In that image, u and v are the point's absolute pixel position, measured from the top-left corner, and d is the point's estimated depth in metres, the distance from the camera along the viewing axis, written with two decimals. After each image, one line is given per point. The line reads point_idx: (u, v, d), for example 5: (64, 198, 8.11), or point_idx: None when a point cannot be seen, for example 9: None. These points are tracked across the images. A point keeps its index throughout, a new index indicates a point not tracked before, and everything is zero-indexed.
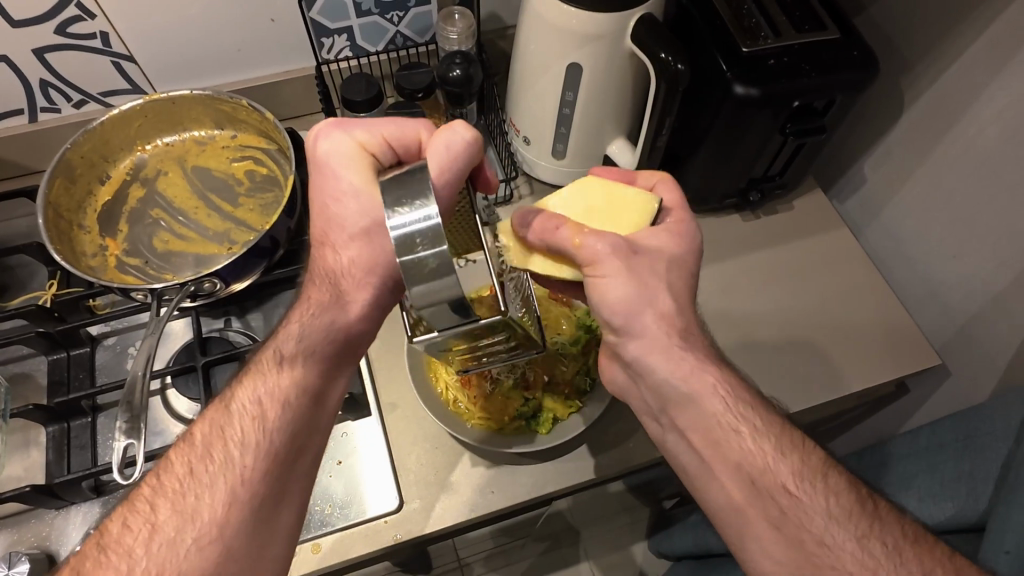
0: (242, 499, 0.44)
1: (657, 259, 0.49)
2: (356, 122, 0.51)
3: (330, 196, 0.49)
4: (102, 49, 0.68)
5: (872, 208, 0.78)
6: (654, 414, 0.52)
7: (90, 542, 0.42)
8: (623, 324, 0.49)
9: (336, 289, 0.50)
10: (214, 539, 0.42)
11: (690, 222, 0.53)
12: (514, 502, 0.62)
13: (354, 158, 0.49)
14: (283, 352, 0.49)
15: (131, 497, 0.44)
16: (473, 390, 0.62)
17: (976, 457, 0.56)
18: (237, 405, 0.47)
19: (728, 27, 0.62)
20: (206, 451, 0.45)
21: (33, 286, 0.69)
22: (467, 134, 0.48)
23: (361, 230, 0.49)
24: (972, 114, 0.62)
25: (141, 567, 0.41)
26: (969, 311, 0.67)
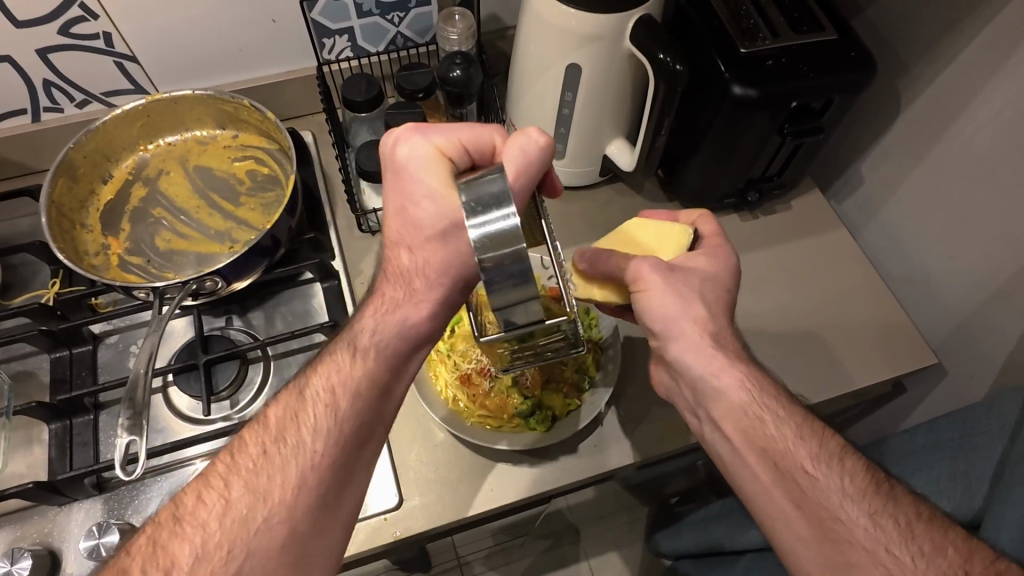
0: (311, 484, 0.44)
1: (692, 277, 0.51)
2: (436, 126, 0.50)
3: (409, 198, 0.48)
4: (106, 50, 0.68)
5: (870, 209, 0.78)
6: (693, 408, 0.52)
7: (165, 512, 0.44)
8: (662, 331, 0.50)
9: (410, 286, 0.50)
10: (284, 520, 0.43)
11: (727, 245, 0.54)
12: (513, 500, 0.62)
13: (432, 163, 0.47)
14: (357, 344, 0.49)
15: (204, 473, 0.45)
16: (473, 387, 0.63)
17: (971, 455, 0.56)
18: (311, 391, 0.47)
19: (727, 28, 0.62)
20: (280, 434, 0.46)
21: (36, 285, 0.69)
22: (542, 140, 0.47)
23: (438, 232, 0.47)
24: (968, 114, 0.62)
25: (214, 541, 0.42)
26: (965, 310, 0.68)
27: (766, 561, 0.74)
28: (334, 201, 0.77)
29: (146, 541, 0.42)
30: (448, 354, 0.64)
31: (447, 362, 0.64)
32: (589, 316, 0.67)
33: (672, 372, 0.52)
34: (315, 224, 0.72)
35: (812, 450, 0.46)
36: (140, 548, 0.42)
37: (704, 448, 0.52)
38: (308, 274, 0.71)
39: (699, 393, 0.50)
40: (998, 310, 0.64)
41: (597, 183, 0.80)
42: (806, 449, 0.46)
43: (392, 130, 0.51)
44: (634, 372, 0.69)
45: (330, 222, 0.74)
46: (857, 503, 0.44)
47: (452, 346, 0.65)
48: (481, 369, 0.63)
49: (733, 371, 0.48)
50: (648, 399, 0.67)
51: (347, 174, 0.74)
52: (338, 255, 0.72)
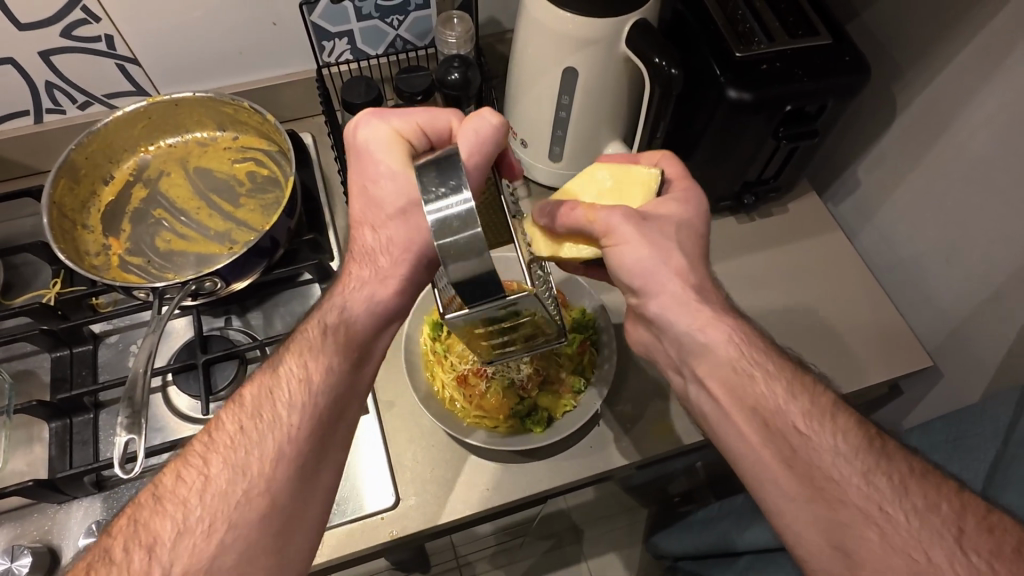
0: (289, 455, 0.45)
1: (666, 225, 0.50)
2: (395, 110, 0.52)
3: (369, 179, 0.51)
4: (107, 52, 0.69)
5: (866, 211, 0.79)
6: (676, 365, 0.52)
7: (145, 493, 0.43)
8: (642, 287, 0.50)
9: (377, 265, 0.51)
10: (264, 492, 0.43)
11: (694, 189, 0.54)
12: (508, 499, 0.63)
13: (389, 144, 0.50)
14: (328, 322, 0.50)
15: (182, 453, 0.45)
16: (470, 388, 0.63)
17: (963, 457, 0.56)
18: (285, 367, 0.48)
19: (722, 32, 0.63)
20: (256, 410, 0.46)
21: (37, 285, 0.70)
22: (496, 121, 0.48)
23: (399, 210, 0.50)
24: (962, 119, 0.62)
25: (196, 516, 0.42)
26: (960, 312, 0.68)
27: (764, 563, 0.74)
28: (333, 203, 0.77)
29: (127, 522, 0.42)
30: (445, 355, 0.65)
31: (445, 363, 0.64)
32: (585, 315, 0.67)
33: (654, 330, 0.53)
34: (314, 225, 0.72)
35: (763, 403, 0.46)
36: (121, 529, 0.42)
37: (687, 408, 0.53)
38: (307, 276, 0.71)
39: (682, 349, 0.50)
40: (993, 313, 0.64)
41: None
42: (797, 409, 0.46)
43: (354, 116, 0.54)
44: (630, 373, 0.69)
45: (329, 224, 0.75)
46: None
47: (449, 347, 0.65)
48: (478, 369, 0.63)
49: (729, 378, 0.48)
50: (644, 399, 0.68)
51: (347, 175, 0.74)
52: (336, 256, 0.73)
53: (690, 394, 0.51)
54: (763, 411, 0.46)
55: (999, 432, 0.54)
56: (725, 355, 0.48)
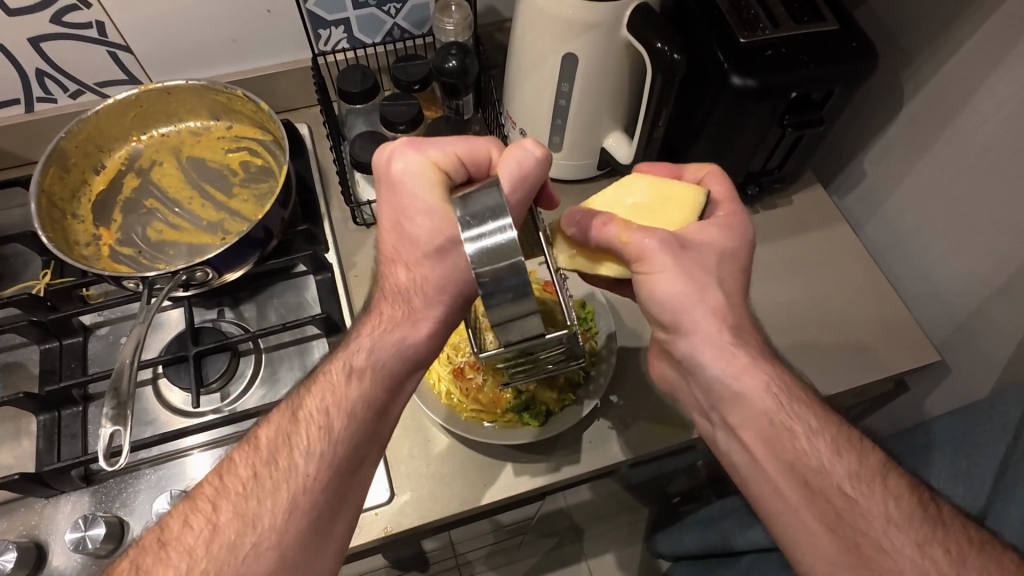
0: (303, 508, 0.43)
1: (709, 254, 0.49)
2: (429, 139, 0.48)
3: (403, 216, 0.48)
4: (99, 39, 0.68)
5: (872, 203, 0.77)
6: (706, 410, 0.51)
7: (150, 537, 0.43)
8: (674, 322, 0.48)
9: (409, 304, 0.49)
10: (273, 547, 0.42)
11: (742, 212, 0.52)
12: (507, 494, 0.61)
13: (426, 176, 0.46)
14: (352, 364, 0.48)
15: (192, 496, 0.44)
16: (467, 382, 0.61)
17: (971, 453, 0.55)
18: (305, 413, 0.46)
19: (726, 18, 0.61)
20: (271, 457, 0.44)
21: (27, 276, 0.69)
22: (539, 153, 0.46)
23: (437, 248, 0.47)
24: (972, 107, 0.61)
25: (201, 569, 0.41)
26: (967, 306, 0.67)
27: (768, 562, 0.73)
28: (330, 194, 0.76)
29: (131, 565, 0.41)
30: (441, 348, 0.64)
31: (440, 355, 0.63)
32: (584, 309, 0.66)
33: (684, 374, 0.51)
34: (309, 216, 0.71)
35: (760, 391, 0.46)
36: (124, 573, 0.41)
37: (714, 453, 0.51)
38: (301, 267, 0.70)
39: (715, 397, 0.49)
40: (1001, 307, 0.62)
41: (597, 177, 0.79)
42: (843, 468, 0.45)
43: (383, 145, 0.50)
44: (631, 363, 0.68)
45: (325, 215, 0.73)
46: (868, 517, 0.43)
47: (445, 340, 0.64)
48: (474, 362, 0.62)
49: (738, 377, 0.47)
50: (645, 393, 0.66)
51: (342, 165, 0.72)
52: (331, 247, 0.72)
53: (719, 442, 0.50)
54: (807, 470, 0.45)
55: (1008, 428, 0.53)
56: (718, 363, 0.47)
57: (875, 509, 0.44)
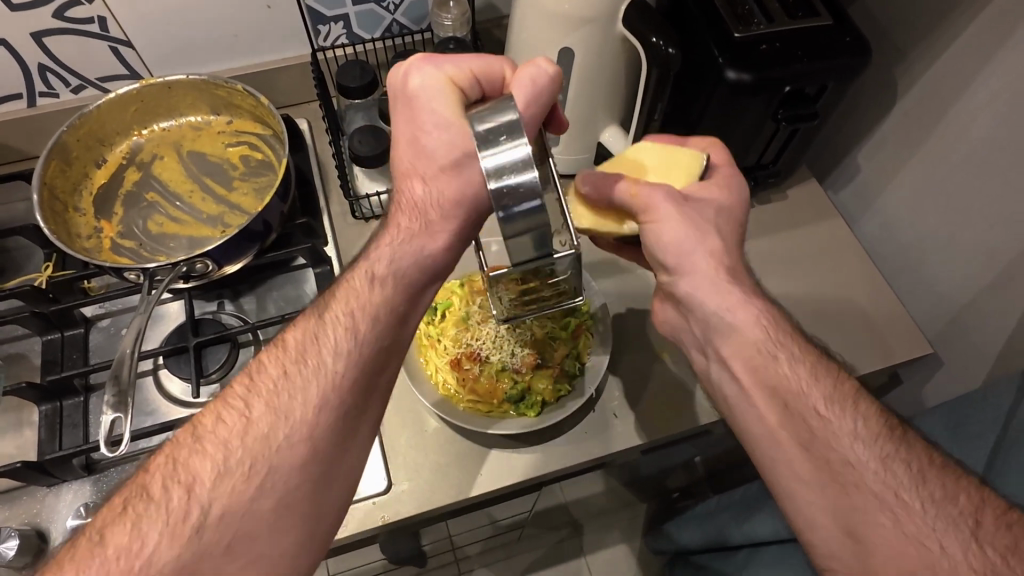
0: (332, 405, 0.44)
1: (708, 209, 0.51)
2: (446, 59, 0.50)
3: (421, 129, 0.48)
4: (101, 34, 0.68)
5: (866, 198, 0.78)
6: (700, 346, 0.52)
7: (185, 432, 0.43)
8: (675, 266, 0.50)
9: (426, 219, 0.49)
10: (305, 440, 0.43)
11: (738, 177, 0.54)
12: (504, 484, 0.62)
13: (444, 91, 0.47)
14: (375, 271, 0.48)
15: (223, 394, 0.45)
16: (463, 372, 0.62)
17: (963, 444, 0.55)
18: (331, 314, 0.47)
19: (721, 13, 0.62)
20: (299, 356, 0.45)
21: (29, 269, 0.70)
22: (551, 71, 0.47)
23: (451, 162, 0.47)
24: (964, 102, 0.61)
25: (236, 458, 0.42)
26: (960, 299, 0.67)
27: (763, 553, 0.73)
28: (329, 187, 0.77)
29: (166, 460, 0.42)
30: (438, 339, 0.64)
31: (438, 347, 0.64)
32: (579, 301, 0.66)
33: (680, 310, 0.52)
34: (308, 209, 0.72)
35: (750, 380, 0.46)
36: (159, 466, 0.41)
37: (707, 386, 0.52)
38: (301, 260, 0.71)
39: (709, 328, 0.50)
40: (993, 299, 0.63)
41: None
42: (819, 391, 0.46)
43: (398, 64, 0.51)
44: (626, 355, 0.68)
45: (323, 208, 0.74)
46: (842, 440, 0.44)
47: (442, 331, 0.64)
48: (471, 353, 0.62)
49: (731, 311, 0.48)
50: (640, 385, 0.67)
51: (340, 160, 0.72)
52: (331, 240, 0.73)
53: (712, 374, 0.51)
54: (788, 394, 0.46)
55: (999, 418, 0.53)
56: None
57: (845, 429, 0.44)
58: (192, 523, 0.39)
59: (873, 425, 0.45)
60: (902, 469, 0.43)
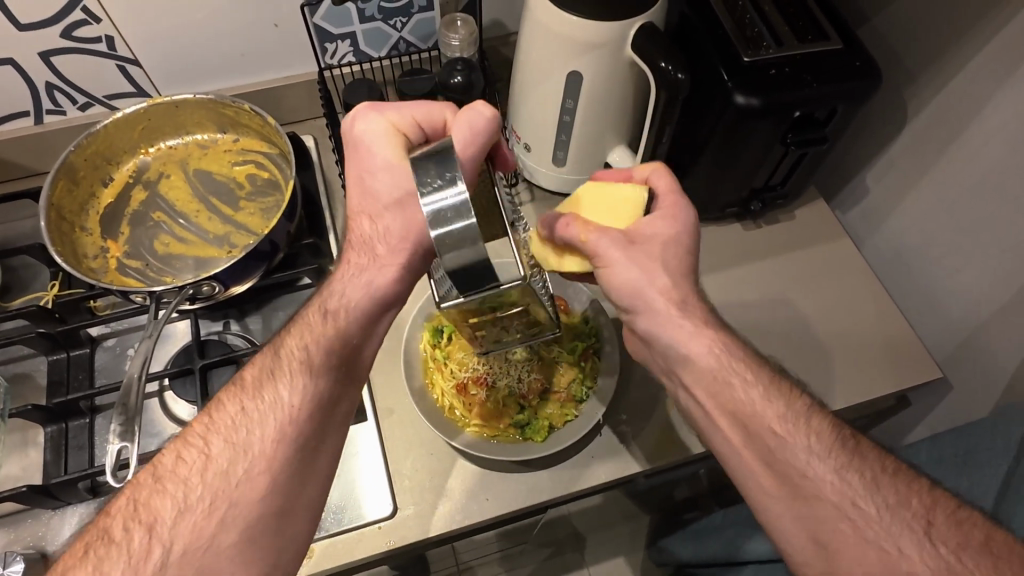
0: (289, 438, 0.45)
1: (653, 247, 0.50)
2: (390, 104, 0.51)
3: (366, 170, 0.49)
4: (108, 53, 0.68)
5: (874, 218, 0.77)
6: (667, 371, 0.52)
7: (145, 472, 0.43)
8: (630, 306, 0.50)
9: (374, 252, 0.49)
10: (264, 474, 0.43)
11: (684, 201, 0.51)
12: (511, 509, 0.61)
13: (387, 137, 0.49)
14: (329, 306, 0.49)
15: (183, 433, 0.45)
16: (470, 397, 0.62)
17: (975, 473, 0.55)
18: (286, 349, 0.48)
19: (730, 36, 0.62)
20: (257, 391, 0.46)
21: (35, 287, 0.69)
22: (489, 112, 0.48)
23: (395, 201, 0.48)
24: (976, 125, 0.61)
25: (196, 495, 0.42)
26: (969, 323, 0.67)
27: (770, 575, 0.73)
28: (335, 206, 0.76)
29: (127, 501, 0.42)
30: (445, 362, 0.64)
31: (444, 370, 0.64)
32: (587, 324, 0.66)
33: (646, 343, 0.53)
34: (315, 229, 0.72)
35: (772, 414, 0.46)
36: (121, 507, 0.42)
37: (680, 411, 0.53)
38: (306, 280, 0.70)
39: (669, 359, 0.50)
40: (1003, 325, 0.63)
41: None
42: (773, 412, 0.46)
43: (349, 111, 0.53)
44: (633, 379, 0.68)
45: (330, 227, 0.74)
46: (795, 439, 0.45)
47: (449, 354, 0.64)
48: (478, 378, 0.62)
49: (684, 343, 0.48)
50: (647, 408, 0.66)
51: (347, 179, 0.73)
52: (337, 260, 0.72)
53: (682, 400, 0.52)
54: (746, 417, 0.46)
55: (1011, 447, 0.53)
56: (707, 367, 0.48)
57: (800, 445, 0.45)
58: (153, 563, 0.40)
59: (827, 441, 0.46)
60: (856, 479, 0.44)
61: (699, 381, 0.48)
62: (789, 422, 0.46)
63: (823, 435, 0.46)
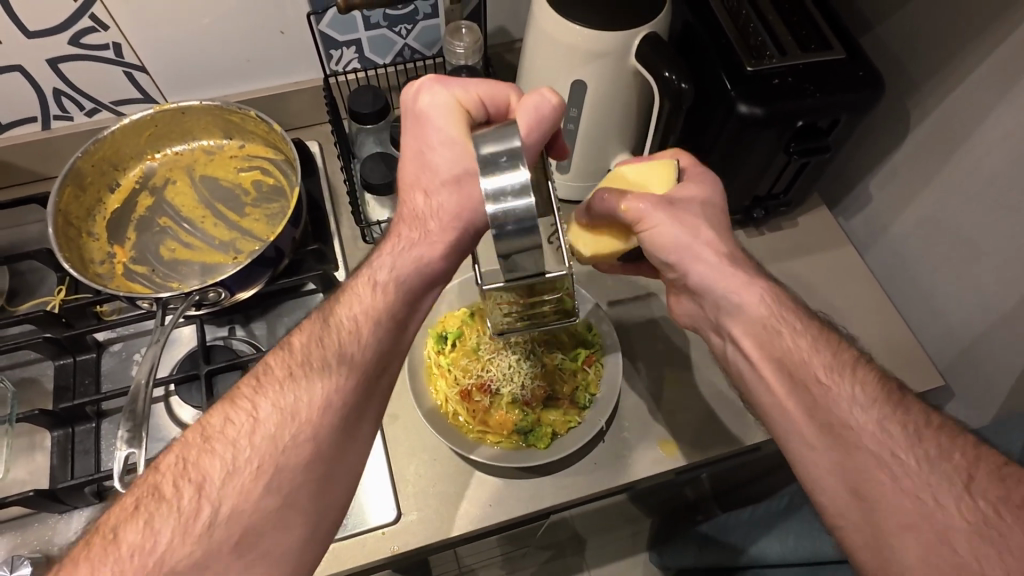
0: (336, 405, 0.44)
1: (691, 206, 0.52)
2: (455, 79, 0.51)
3: (427, 145, 0.50)
4: (115, 60, 0.69)
5: (877, 226, 0.77)
6: (715, 327, 0.53)
7: (193, 432, 0.43)
8: (677, 261, 0.51)
9: (425, 228, 0.50)
10: (310, 439, 0.43)
11: (709, 171, 0.56)
12: (513, 515, 0.62)
13: (450, 111, 0.49)
14: (377, 277, 0.49)
15: (232, 396, 0.45)
16: (473, 404, 0.62)
17: None
18: (336, 318, 0.48)
19: (734, 45, 0.62)
20: (306, 358, 0.46)
21: (41, 292, 0.70)
22: (555, 100, 0.49)
23: (453, 177, 0.49)
24: (980, 134, 0.61)
25: (244, 457, 0.41)
26: (972, 331, 0.67)
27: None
28: (339, 213, 0.77)
29: (176, 459, 0.42)
30: (449, 368, 0.64)
31: (448, 376, 0.64)
32: (590, 331, 0.66)
33: (694, 297, 0.53)
34: (320, 236, 0.72)
35: (818, 362, 0.46)
36: (170, 465, 0.41)
37: (724, 368, 0.53)
38: (311, 286, 0.71)
39: (719, 310, 0.51)
40: (1005, 333, 0.63)
41: None
42: (820, 360, 0.46)
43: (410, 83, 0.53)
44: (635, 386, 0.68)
45: (334, 233, 0.74)
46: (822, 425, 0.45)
47: (453, 360, 0.65)
48: (482, 385, 0.62)
49: (736, 292, 0.50)
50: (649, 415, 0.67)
51: (352, 185, 0.73)
52: (341, 266, 0.73)
53: (727, 355, 0.52)
54: (793, 365, 0.46)
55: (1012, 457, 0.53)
56: (757, 315, 0.49)
57: (841, 392, 0.44)
58: (202, 522, 0.39)
59: (872, 391, 0.45)
60: (903, 430, 0.43)
61: (749, 330, 0.49)
62: (836, 371, 0.46)
63: (868, 383, 0.45)
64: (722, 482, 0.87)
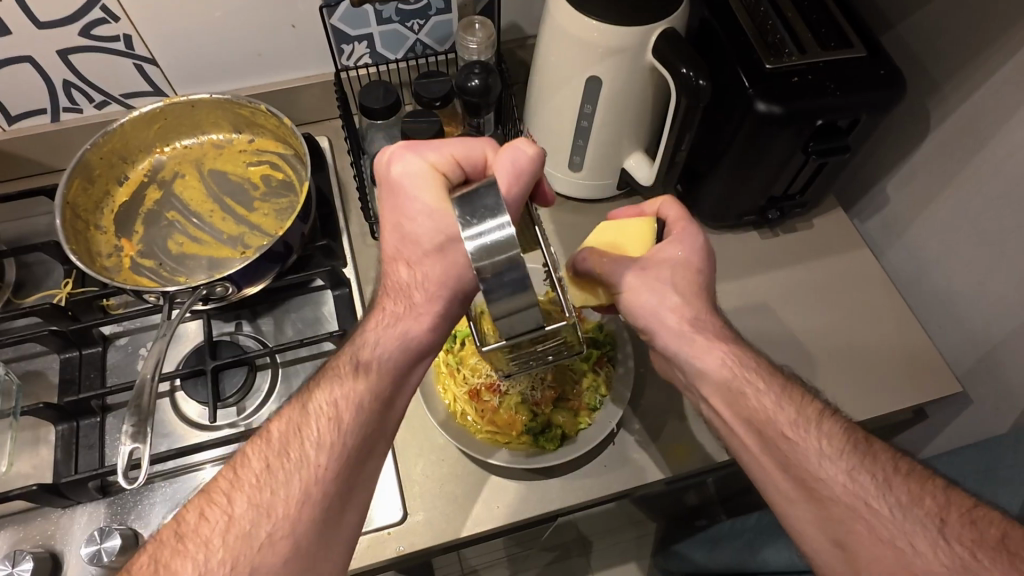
0: (316, 498, 0.43)
1: (662, 270, 0.52)
2: (426, 143, 0.49)
3: (404, 216, 0.48)
4: (126, 52, 0.68)
5: (894, 228, 0.76)
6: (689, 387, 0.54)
7: (166, 530, 0.42)
8: (646, 327, 0.53)
9: (411, 300, 0.50)
10: (287, 535, 0.42)
11: (693, 227, 0.54)
12: (522, 516, 0.61)
13: (427, 179, 0.47)
14: (361, 358, 0.48)
15: (207, 490, 0.44)
16: (482, 404, 0.62)
17: (1000, 488, 0.54)
18: (314, 404, 0.46)
19: (752, 43, 0.61)
20: (282, 448, 0.44)
21: (48, 284, 0.70)
22: (532, 150, 0.47)
23: (437, 247, 0.48)
24: (1004, 134, 0.60)
25: (218, 558, 0.40)
26: (992, 336, 0.66)
27: None
28: (348, 208, 0.76)
29: (147, 560, 0.41)
30: (458, 368, 0.64)
31: (457, 376, 0.63)
32: (601, 330, 0.66)
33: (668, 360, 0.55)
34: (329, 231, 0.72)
35: (784, 419, 0.48)
36: (141, 567, 0.40)
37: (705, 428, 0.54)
38: (319, 281, 0.70)
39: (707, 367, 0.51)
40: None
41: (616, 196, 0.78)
42: (786, 418, 0.48)
43: (382, 149, 0.51)
44: (648, 382, 0.68)
45: (343, 229, 0.73)
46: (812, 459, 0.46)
47: (462, 359, 0.64)
48: (491, 385, 0.62)
49: (698, 358, 0.51)
50: (661, 416, 0.66)
51: (362, 181, 0.72)
52: (349, 261, 0.72)
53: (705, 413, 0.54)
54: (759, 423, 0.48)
55: None
56: (721, 377, 0.50)
57: (811, 449, 0.46)
58: None
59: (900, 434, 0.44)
60: None
61: (715, 392, 0.50)
62: (802, 428, 0.47)
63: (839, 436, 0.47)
64: (732, 485, 0.86)
